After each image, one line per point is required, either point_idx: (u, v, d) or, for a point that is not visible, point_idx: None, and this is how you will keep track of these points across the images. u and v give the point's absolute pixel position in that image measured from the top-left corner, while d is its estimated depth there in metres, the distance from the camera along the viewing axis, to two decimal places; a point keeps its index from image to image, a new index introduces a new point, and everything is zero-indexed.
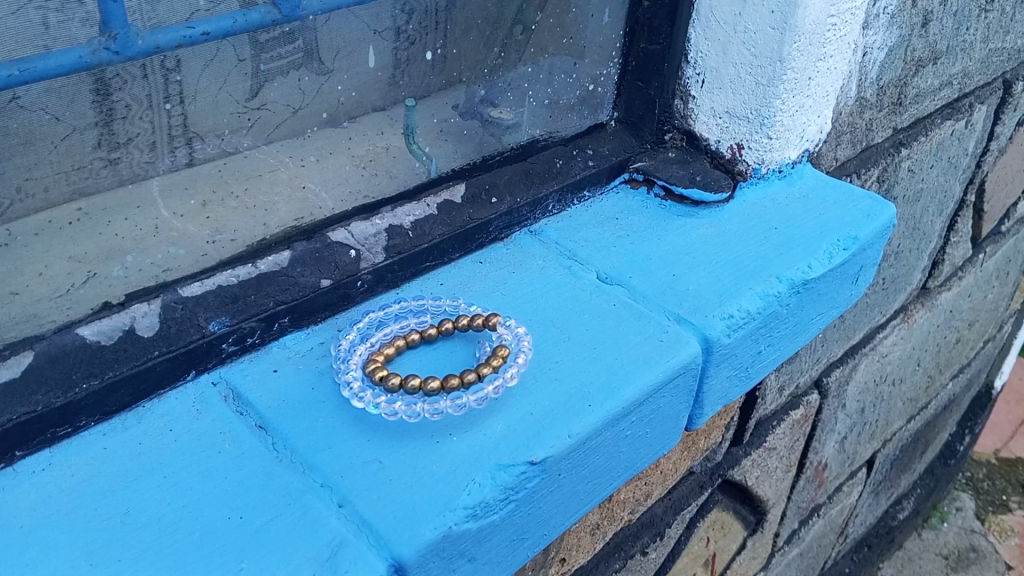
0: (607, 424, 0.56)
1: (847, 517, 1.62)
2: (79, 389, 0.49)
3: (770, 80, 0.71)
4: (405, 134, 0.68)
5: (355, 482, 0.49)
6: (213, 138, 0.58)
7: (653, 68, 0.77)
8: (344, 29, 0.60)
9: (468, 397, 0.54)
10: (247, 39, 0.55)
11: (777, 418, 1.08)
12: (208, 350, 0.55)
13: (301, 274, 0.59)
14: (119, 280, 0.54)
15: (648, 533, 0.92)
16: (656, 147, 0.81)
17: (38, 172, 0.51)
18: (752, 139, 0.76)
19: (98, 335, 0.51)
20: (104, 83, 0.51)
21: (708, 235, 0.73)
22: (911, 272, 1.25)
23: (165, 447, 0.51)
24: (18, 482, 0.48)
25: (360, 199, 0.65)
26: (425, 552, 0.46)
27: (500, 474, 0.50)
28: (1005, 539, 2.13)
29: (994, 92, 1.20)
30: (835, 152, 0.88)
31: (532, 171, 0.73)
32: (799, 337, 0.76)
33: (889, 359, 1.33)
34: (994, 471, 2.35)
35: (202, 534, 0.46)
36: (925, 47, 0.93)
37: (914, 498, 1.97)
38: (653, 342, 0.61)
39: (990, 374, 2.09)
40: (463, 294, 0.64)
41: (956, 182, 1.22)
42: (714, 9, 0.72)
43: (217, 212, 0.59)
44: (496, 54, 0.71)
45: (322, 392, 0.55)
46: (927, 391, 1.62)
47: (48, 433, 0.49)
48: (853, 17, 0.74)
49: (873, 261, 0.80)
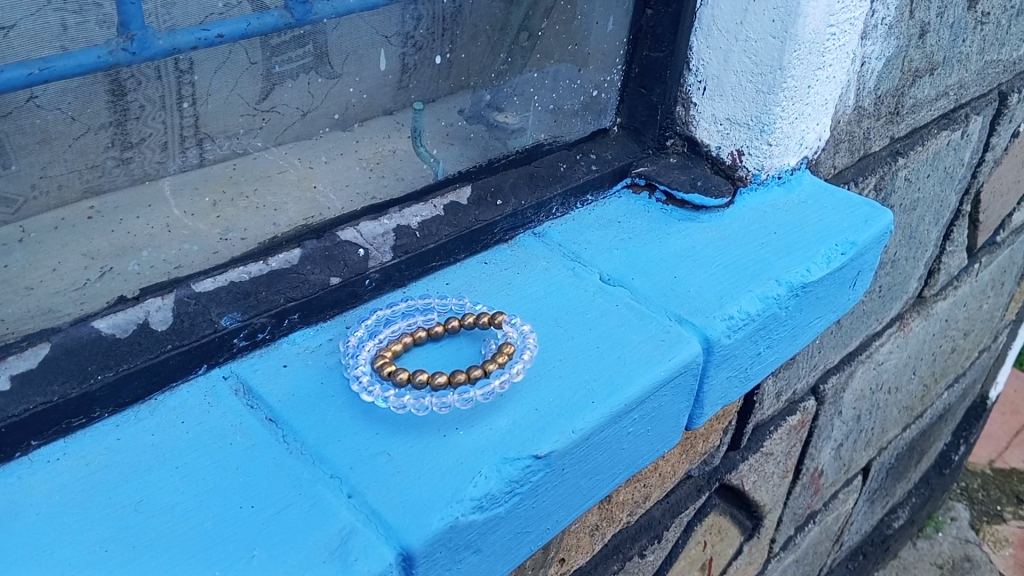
0: (610, 421, 0.57)
1: (842, 525, 1.63)
2: (94, 380, 0.50)
3: (770, 88, 0.73)
4: (413, 137, 0.69)
5: (365, 474, 0.50)
6: (224, 139, 0.59)
7: (655, 75, 0.79)
8: (354, 34, 0.61)
9: (475, 391, 0.55)
10: (259, 44, 0.56)
11: (774, 423, 1.10)
12: (221, 344, 0.56)
13: (311, 272, 0.60)
14: (134, 276, 0.55)
15: (646, 535, 0.93)
16: (657, 152, 0.82)
17: (52, 170, 0.52)
18: (752, 145, 0.77)
19: (113, 328, 0.53)
20: (119, 84, 0.52)
21: (709, 238, 0.74)
22: (907, 280, 1.27)
23: (177, 438, 0.52)
24: (34, 471, 0.49)
25: (368, 199, 0.66)
26: (433, 541, 0.48)
27: (506, 467, 0.51)
28: (1000, 549, 2.14)
29: (989, 103, 1.22)
30: (834, 160, 0.90)
31: (536, 174, 0.74)
32: (798, 340, 0.77)
33: (884, 367, 1.34)
34: (989, 481, 2.36)
35: (214, 522, 0.47)
36: (922, 58, 0.95)
37: (909, 507, 1.98)
38: (655, 342, 0.62)
39: (985, 384, 2.10)
40: (469, 293, 0.65)
41: (951, 192, 1.24)
42: (716, 18, 0.74)
43: (227, 212, 0.60)
44: (502, 60, 0.72)
45: (331, 386, 0.56)
46: (923, 400, 1.63)
47: (63, 424, 0.50)
48: (852, 27, 0.75)
49: (871, 266, 0.81)
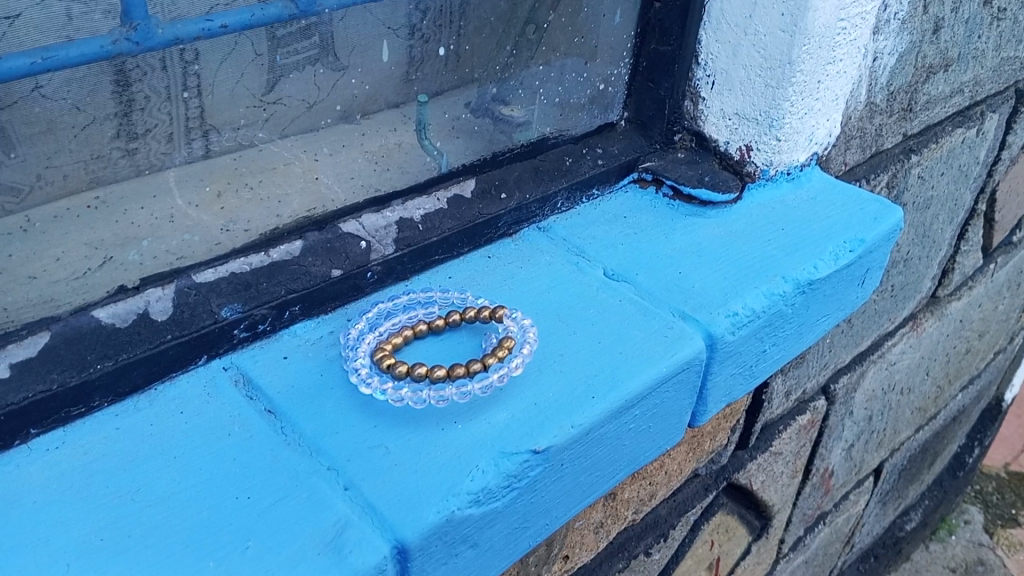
0: (611, 416, 0.56)
1: (853, 526, 1.61)
2: (93, 369, 0.50)
3: (779, 82, 0.72)
4: (418, 129, 0.69)
5: (362, 466, 0.50)
6: (229, 130, 0.60)
7: (665, 68, 0.77)
8: (359, 26, 0.61)
9: (474, 385, 0.55)
10: (264, 35, 0.56)
11: (783, 423, 1.09)
12: (220, 335, 0.56)
13: (312, 264, 0.60)
14: (135, 265, 0.55)
15: (652, 533, 0.93)
16: (666, 147, 0.81)
17: (57, 160, 0.52)
18: (760, 140, 0.77)
19: (113, 317, 0.52)
20: (124, 74, 0.52)
21: (715, 234, 0.74)
22: (920, 280, 1.25)
23: (176, 429, 0.52)
24: (32, 460, 0.49)
25: (370, 191, 0.65)
26: (429, 535, 0.47)
27: (504, 461, 0.51)
28: (1015, 553, 2.11)
29: (1006, 100, 1.20)
30: (845, 156, 0.88)
31: (541, 168, 0.73)
32: (804, 338, 0.77)
33: (897, 367, 1.32)
34: (1003, 484, 2.34)
35: (210, 512, 0.47)
36: (936, 54, 0.93)
37: (922, 509, 1.96)
38: (657, 337, 0.62)
39: (1000, 385, 2.08)
40: (471, 287, 0.65)
41: (966, 190, 1.22)
42: (725, 12, 0.73)
43: (231, 202, 0.60)
44: (508, 53, 0.72)
45: (331, 379, 0.56)
46: (936, 401, 1.62)
47: (61, 412, 0.50)
48: (863, 21, 0.75)
49: (880, 264, 0.80)
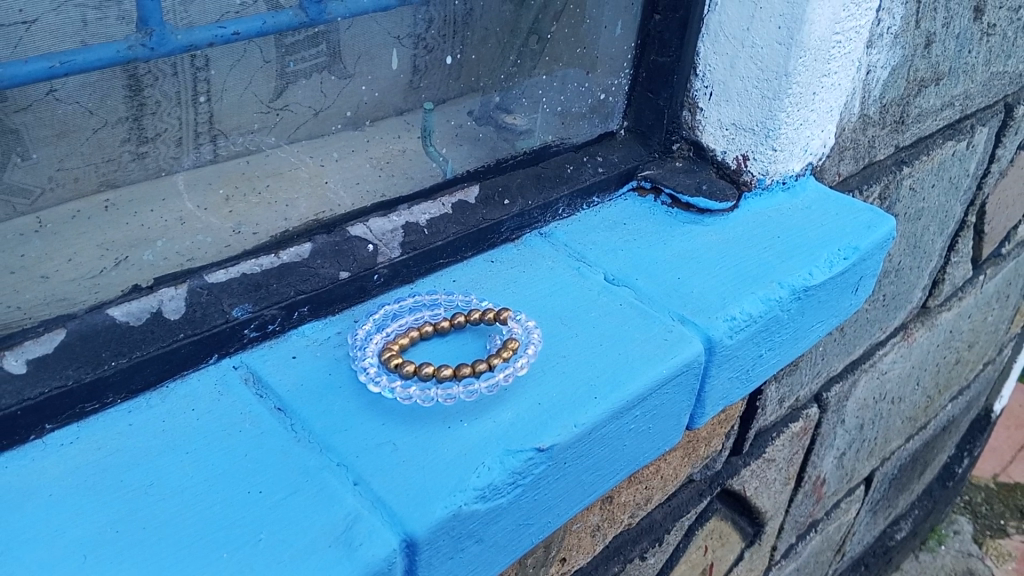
0: (612, 416, 0.58)
1: (845, 535, 1.63)
2: (107, 366, 0.52)
3: (775, 94, 0.74)
4: (422, 137, 0.70)
5: (370, 462, 0.51)
6: (238, 136, 0.60)
7: (663, 79, 0.80)
8: (366, 34, 0.62)
9: (480, 384, 0.56)
10: (274, 42, 0.57)
11: (776, 429, 1.10)
12: (231, 334, 0.57)
13: (321, 266, 0.61)
14: (148, 265, 0.56)
15: (647, 538, 0.94)
16: (663, 156, 0.83)
17: (69, 163, 0.53)
18: (757, 150, 0.78)
19: (128, 315, 0.54)
20: (137, 79, 0.53)
21: (713, 241, 0.75)
22: (911, 290, 1.27)
23: (187, 425, 0.53)
24: (47, 454, 0.50)
25: (377, 196, 0.67)
26: (436, 529, 0.49)
27: (509, 459, 0.52)
28: (1003, 564, 2.13)
29: (995, 115, 1.22)
30: (839, 167, 0.90)
31: (543, 175, 0.75)
32: (799, 344, 0.78)
33: (888, 376, 1.34)
34: (993, 495, 2.36)
35: (223, 506, 0.48)
36: (928, 67, 0.96)
37: (911, 519, 1.98)
38: (657, 340, 0.63)
39: (989, 396, 2.10)
40: (475, 290, 0.66)
41: (956, 202, 1.24)
42: (723, 24, 0.75)
43: (239, 206, 0.61)
44: (511, 62, 0.73)
45: (338, 378, 0.57)
46: (927, 411, 1.63)
47: (76, 408, 0.52)
48: (857, 35, 0.77)
49: (873, 272, 0.82)
